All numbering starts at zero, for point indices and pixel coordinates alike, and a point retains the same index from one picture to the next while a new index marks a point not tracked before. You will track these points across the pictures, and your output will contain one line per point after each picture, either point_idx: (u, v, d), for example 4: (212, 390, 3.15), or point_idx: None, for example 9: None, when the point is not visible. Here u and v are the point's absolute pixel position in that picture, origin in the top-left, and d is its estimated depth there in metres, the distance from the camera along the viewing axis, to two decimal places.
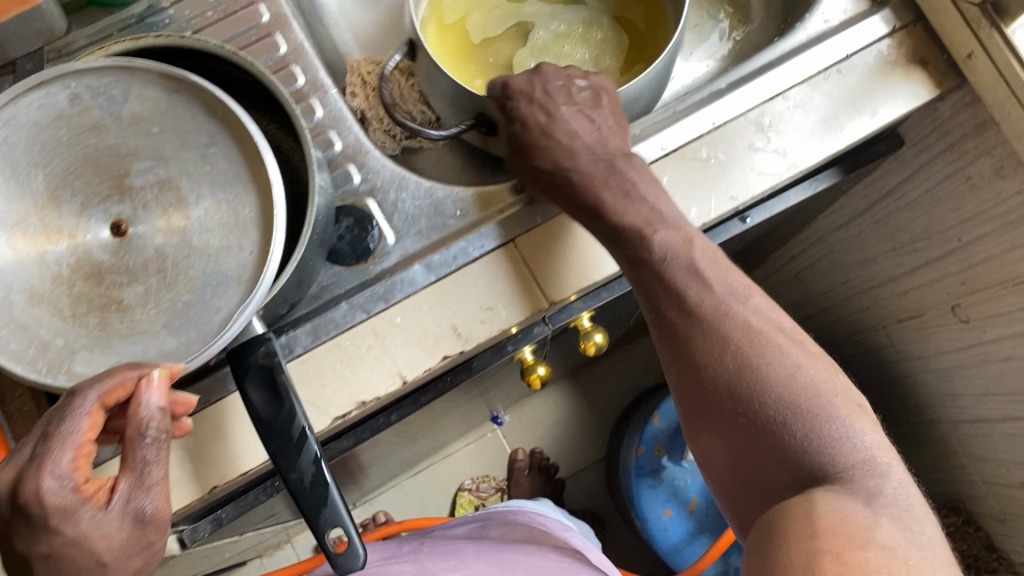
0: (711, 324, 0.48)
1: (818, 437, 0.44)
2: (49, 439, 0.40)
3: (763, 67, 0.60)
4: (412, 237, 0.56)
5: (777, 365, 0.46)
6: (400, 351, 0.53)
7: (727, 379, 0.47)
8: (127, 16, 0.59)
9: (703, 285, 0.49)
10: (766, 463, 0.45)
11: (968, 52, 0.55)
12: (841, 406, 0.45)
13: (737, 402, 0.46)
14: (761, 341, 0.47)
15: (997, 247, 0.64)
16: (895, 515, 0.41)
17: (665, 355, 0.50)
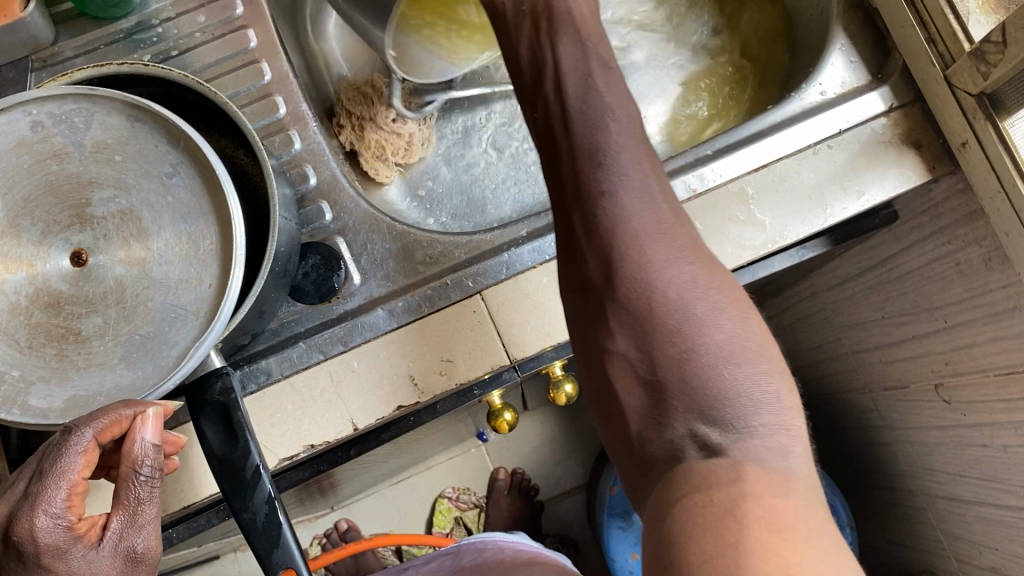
0: (619, 227, 0.46)
1: (719, 370, 0.41)
2: (41, 477, 0.39)
3: (752, 137, 0.58)
4: (378, 280, 0.56)
5: (682, 284, 0.44)
6: (354, 399, 0.53)
7: (663, 288, 0.43)
8: (115, 31, 0.59)
9: (617, 189, 0.47)
10: (684, 386, 0.41)
11: (963, 140, 0.54)
12: (746, 344, 0.42)
13: (667, 317, 0.43)
14: (670, 254, 0.45)
15: (982, 335, 0.62)
16: (776, 454, 0.38)
17: (592, 266, 0.46)
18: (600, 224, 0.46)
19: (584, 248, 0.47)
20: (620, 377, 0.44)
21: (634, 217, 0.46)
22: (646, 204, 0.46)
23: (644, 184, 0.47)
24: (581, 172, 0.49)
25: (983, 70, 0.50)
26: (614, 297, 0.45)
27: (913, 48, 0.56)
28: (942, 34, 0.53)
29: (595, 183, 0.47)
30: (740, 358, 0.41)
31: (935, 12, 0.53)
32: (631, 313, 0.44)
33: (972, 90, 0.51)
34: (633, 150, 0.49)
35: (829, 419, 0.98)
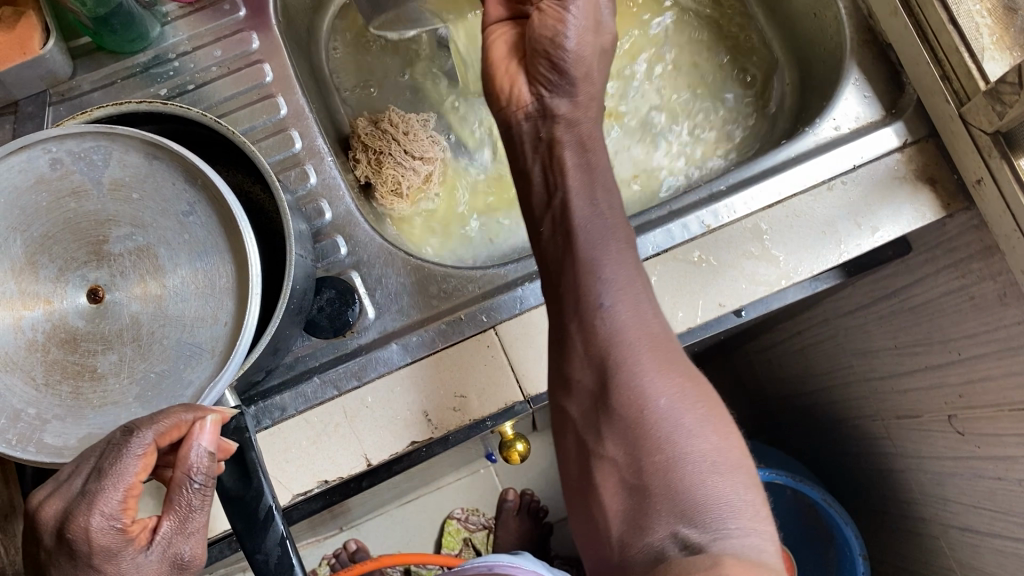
0: (613, 338, 0.45)
1: (700, 479, 0.39)
2: (101, 475, 0.40)
3: (765, 172, 0.58)
4: (392, 314, 0.56)
5: (670, 399, 0.43)
6: (368, 434, 0.53)
7: (654, 398, 0.43)
8: (132, 65, 0.59)
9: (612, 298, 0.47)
10: (668, 492, 0.40)
11: (978, 177, 0.54)
12: (728, 462, 0.41)
13: (655, 427, 0.42)
14: (659, 369, 0.44)
15: (996, 369, 0.62)
16: (757, 556, 0.36)
17: (584, 376, 0.46)
18: (593, 333, 0.46)
19: (576, 356, 0.46)
20: (606, 484, 0.42)
21: (628, 329, 0.46)
22: (641, 320, 0.46)
23: (635, 298, 0.47)
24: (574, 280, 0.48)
25: (998, 110, 0.50)
26: (604, 404, 0.44)
27: (927, 84, 0.56)
28: (956, 71, 0.53)
29: (589, 289, 0.47)
30: (724, 473, 0.40)
31: (950, 49, 0.53)
32: (620, 421, 0.43)
33: (987, 129, 0.51)
34: (626, 260, 0.48)
35: (841, 445, 0.98)
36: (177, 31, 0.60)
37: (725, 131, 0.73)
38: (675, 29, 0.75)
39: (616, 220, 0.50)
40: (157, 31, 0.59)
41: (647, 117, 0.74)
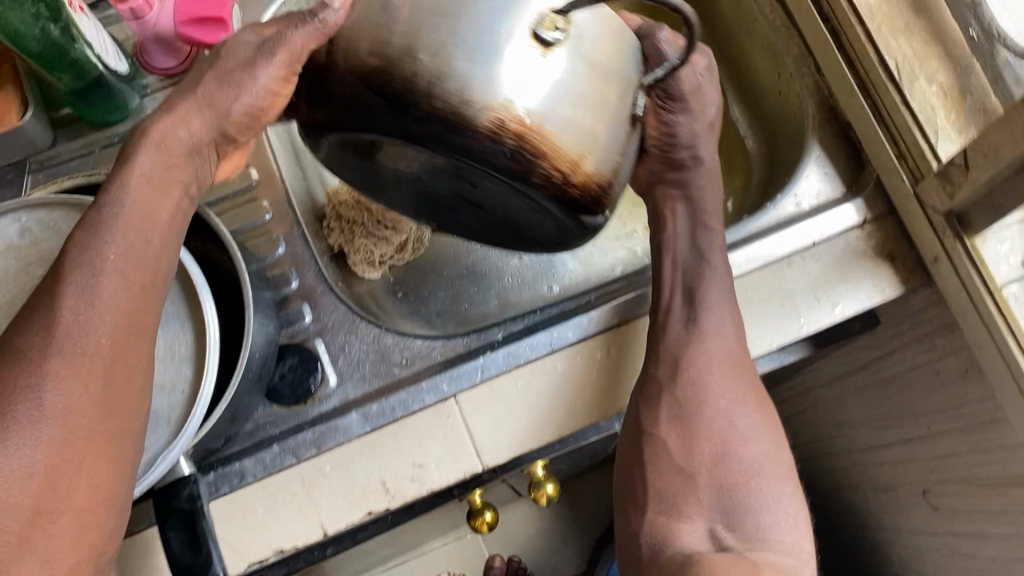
0: (693, 344, 0.53)
1: (745, 483, 0.51)
2: (212, 98, 0.45)
3: (729, 245, 0.59)
4: (354, 381, 0.56)
5: (729, 407, 0.53)
6: (325, 504, 0.53)
7: (717, 402, 0.53)
8: (111, 135, 0.60)
9: (693, 312, 0.54)
10: (716, 487, 0.51)
11: (934, 255, 0.54)
12: (767, 467, 0.52)
13: (716, 431, 0.53)
14: (728, 377, 0.53)
15: (963, 446, 0.62)
16: (783, 553, 0.49)
17: (664, 371, 0.53)
18: (685, 343, 0.54)
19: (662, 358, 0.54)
20: (660, 461, 0.52)
21: (708, 341, 0.54)
22: (721, 330, 0.54)
23: (714, 304, 0.54)
24: (673, 298, 0.56)
25: (949, 191, 0.51)
26: (677, 402, 0.53)
27: (883, 163, 0.57)
28: (911, 151, 0.54)
29: (677, 302, 0.55)
30: (766, 476, 0.52)
31: (904, 130, 0.55)
32: (682, 411, 0.53)
33: (940, 209, 0.52)
34: (724, 281, 0.55)
35: (823, 517, 0.97)
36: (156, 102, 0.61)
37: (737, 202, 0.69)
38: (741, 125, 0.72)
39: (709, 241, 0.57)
40: (136, 102, 0.61)
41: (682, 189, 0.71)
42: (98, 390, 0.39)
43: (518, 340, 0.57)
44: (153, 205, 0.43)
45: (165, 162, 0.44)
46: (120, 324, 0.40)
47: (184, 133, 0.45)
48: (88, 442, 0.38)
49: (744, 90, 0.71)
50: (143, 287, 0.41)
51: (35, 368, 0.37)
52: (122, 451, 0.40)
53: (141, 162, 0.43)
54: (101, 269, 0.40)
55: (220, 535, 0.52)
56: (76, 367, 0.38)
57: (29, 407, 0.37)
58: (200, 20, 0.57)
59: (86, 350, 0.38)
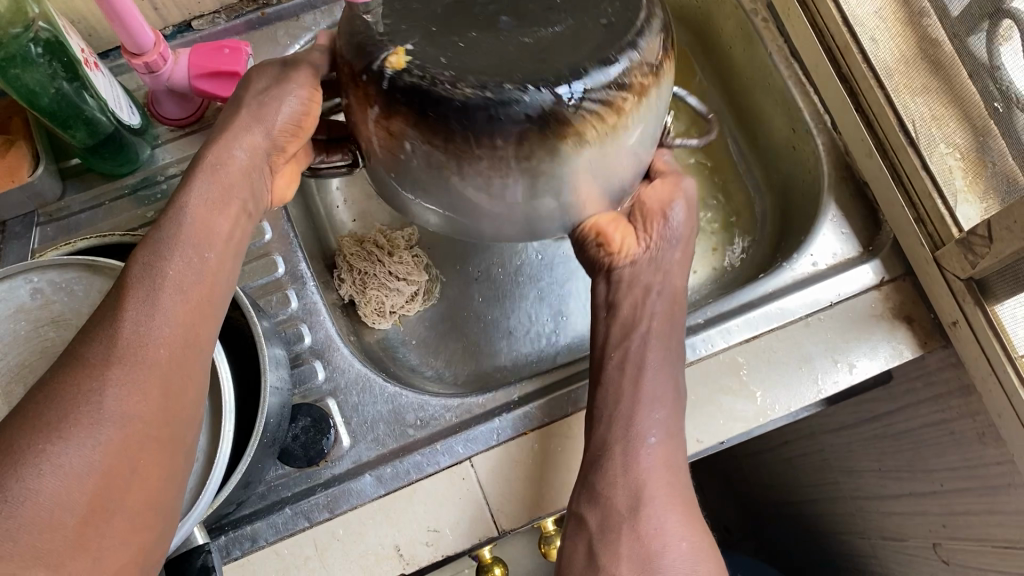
0: (640, 473, 0.47)
1: None
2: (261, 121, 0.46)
3: (743, 307, 0.59)
4: (367, 443, 0.56)
5: (682, 547, 0.46)
6: (338, 568, 0.52)
7: (673, 543, 0.46)
8: (122, 187, 0.60)
9: (641, 436, 0.48)
10: None
11: (953, 319, 0.54)
12: None
13: (667, 567, 0.45)
14: (681, 510, 0.47)
15: (978, 505, 0.61)
16: None
17: (618, 499, 0.47)
18: (628, 464, 0.47)
19: (614, 481, 0.47)
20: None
21: (658, 471, 0.47)
22: (675, 465, 0.48)
23: (652, 410, 0.49)
24: (616, 405, 0.49)
25: (971, 259, 0.51)
26: (639, 540, 0.45)
27: (901, 226, 0.57)
28: (930, 216, 0.54)
29: (630, 416, 0.49)
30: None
31: (923, 195, 0.54)
32: (640, 545, 0.45)
33: (960, 275, 0.52)
34: (669, 404, 0.50)
35: (825, 559, 0.96)
36: (167, 153, 0.60)
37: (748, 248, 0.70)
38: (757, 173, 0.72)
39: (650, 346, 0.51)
40: (147, 153, 0.60)
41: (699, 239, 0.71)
42: (161, 396, 0.35)
43: (536, 401, 0.56)
44: (209, 221, 0.41)
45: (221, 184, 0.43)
46: (183, 330, 0.37)
47: (240, 157, 0.45)
48: (147, 441, 0.34)
49: (757, 142, 0.71)
50: (200, 303, 0.39)
51: (96, 376, 0.33)
52: (178, 467, 0.36)
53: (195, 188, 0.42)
54: (160, 284, 0.37)
55: None
56: (137, 373, 0.34)
57: (92, 410, 0.32)
58: (215, 74, 0.57)
59: (152, 357, 0.35)
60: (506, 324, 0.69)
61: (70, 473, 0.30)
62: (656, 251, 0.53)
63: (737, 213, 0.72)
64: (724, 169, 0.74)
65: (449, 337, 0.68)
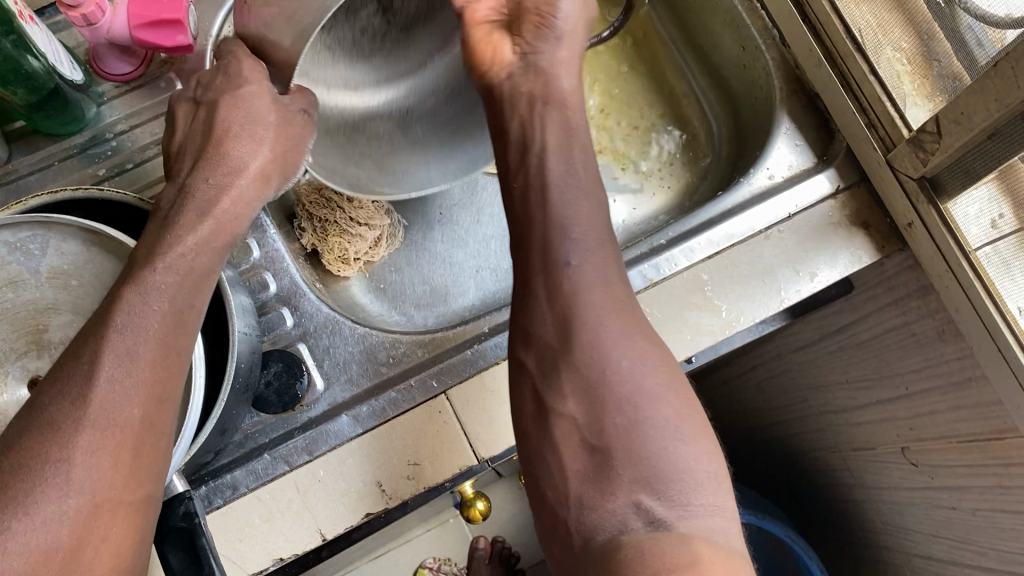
0: (569, 298, 0.43)
1: (665, 451, 0.39)
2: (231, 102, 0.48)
3: (703, 225, 0.59)
4: (341, 384, 0.56)
5: (619, 360, 0.41)
6: (322, 509, 0.52)
7: (615, 358, 0.41)
8: (70, 146, 0.59)
9: (565, 256, 0.44)
10: (633, 457, 0.39)
11: (909, 220, 0.55)
12: (679, 426, 0.40)
13: (616, 385, 0.40)
14: (620, 324, 0.43)
15: (941, 404, 0.63)
16: (702, 526, 0.37)
17: (552, 332, 0.42)
18: (554, 293, 0.43)
19: (545, 315, 0.43)
20: (567, 441, 0.40)
21: (584, 289, 0.43)
22: (606, 278, 0.44)
23: (568, 233, 0.45)
24: (535, 236, 0.46)
25: (921, 157, 0.52)
26: (577, 367, 0.41)
27: (854, 132, 0.57)
28: (881, 119, 0.55)
29: (553, 241, 0.45)
30: (684, 434, 0.40)
31: (873, 98, 0.55)
32: (580, 369, 0.41)
33: (913, 175, 0.53)
34: (592, 219, 0.46)
35: (801, 476, 0.98)
36: (114, 110, 0.60)
37: (703, 170, 0.72)
38: (705, 89, 0.73)
39: (556, 174, 0.48)
40: (93, 111, 0.59)
41: (654, 165, 0.73)
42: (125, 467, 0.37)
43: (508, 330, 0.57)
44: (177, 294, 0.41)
45: (220, 210, 0.46)
46: (141, 392, 0.38)
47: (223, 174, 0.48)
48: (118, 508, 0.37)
49: (705, 61, 0.72)
50: (147, 388, 0.38)
51: (63, 444, 0.35)
52: None
53: (204, 230, 0.45)
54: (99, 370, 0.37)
55: (218, 546, 0.52)
56: (105, 441, 0.36)
57: (56, 479, 0.34)
58: (157, 23, 0.55)
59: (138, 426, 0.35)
60: (470, 262, 0.69)
61: (33, 550, 0.33)
62: (535, 56, 0.54)
63: (691, 139, 0.73)
64: (672, 94, 0.75)
65: (417, 279, 0.68)
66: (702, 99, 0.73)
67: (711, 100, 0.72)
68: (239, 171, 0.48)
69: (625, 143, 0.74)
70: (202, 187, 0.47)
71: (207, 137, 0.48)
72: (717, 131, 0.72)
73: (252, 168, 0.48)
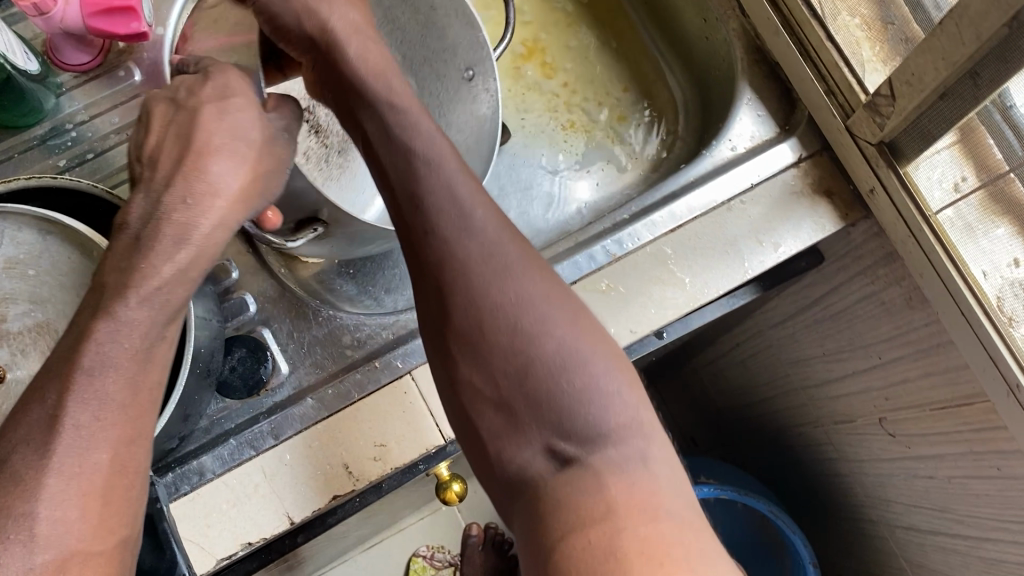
0: (439, 251, 0.39)
1: (564, 387, 0.37)
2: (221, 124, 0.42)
3: (666, 199, 0.59)
4: (306, 368, 0.56)
5: (505, 303, 0.38)
6: (287, 492, 0.52)
7: (496, 304, 0.38)
8: (29, 138, 0.58)
9: (425, 203, 0.40)
10: (533, 403, 0.37)
11: (871, 186, 0.55)
12: (577, 351, 0.38)
13: (501, 332, 0.38)
14: (495, 262, 0.39)
15: (914, 372, 0.63)
16: (619, 454, 0.36)
17: (432, 297, 0.40)
18: (422, 249, 0.40)
19: (423, 279, 0.40)
20: (472, 402, 0.38)
21: (450, 233, 0.40)
22: (470, 212, 0.40)
23: (429, 178, 0.41)
24: (394, 181, 0.42)
25: (878, 122, 0.52)
26: (462, 326, 0.39)
27: (814, 101, 0.57)
28: (839, 86, 0.55)
29: (410, 185, 0.41)
30: (584, 360, 0.38)
31: (831, 66, 0.55)
32: (466, 327, 0.39)
33: (872, 140, 0.53)
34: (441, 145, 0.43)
35: (787, 453, 0.98)
36: (73, 100, 0.59)
37: (670, 146, 0.72)
38: (671, 64, 0.73)
39: (446, 130, 0.45)
40: (52, 102, 0.58)
41: (622, 142, 0.73)
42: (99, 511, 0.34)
43: None
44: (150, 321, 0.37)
45: (198, 233, 0.39)
46: (115, 417, 0.35)
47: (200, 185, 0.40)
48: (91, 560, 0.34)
49: (670, 37, 0.72)
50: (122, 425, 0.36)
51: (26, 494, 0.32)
52: None
53: (182, 260, 0.39)
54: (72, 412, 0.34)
55: (183, 534, 0.51)
56: (69, 484, 0.33)
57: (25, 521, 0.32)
58: (110, 10, 0.55)
59: (91, 465, 0.34)
60: None
61: None
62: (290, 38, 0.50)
63: (658, 115, 0.74)
64: (637, 71, 0.75)
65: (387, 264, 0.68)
66: (666, 76, 0.74)
67: (676, 75, 0.73)
68: (218, 191, 0.40)
69: (592, 122, 0.74)
70: (179, 209, 0.39)
71: (184, 149, 0.41)
72: (683, 106, 0.72)
73: (231, 189, 0.41)
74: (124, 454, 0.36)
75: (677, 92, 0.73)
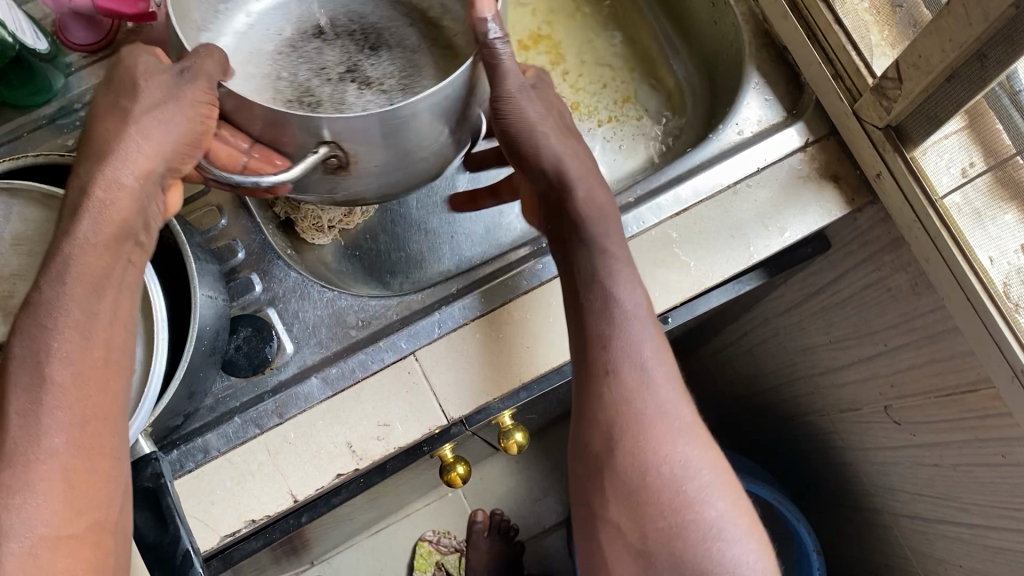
0: (619, 413, 0.45)
1: (703, 550, 0.43)
2: (126, 88, 0.40)
3: (673, 181, 0.59)
4: (312, 347, 0.56)
5: (667, 469, 0.44)
6: (291, 470, 0.53)
7: (659, 465, 0.44)
8: (38, 118, 0.59)
9: (622, 370, 0.46)
10: (675, 558, 0.43)
11: (877, 171, 0.55)
12: (724, 524, 0.43)
13: (658, 492, 0.44)
14: (665, 431, 0.45)
15: (918, 358, 0.63)
16: None
17: (598, 441, 0.46)
18: (604, 408, 0.46)
19: (594, 429, 0.46)
20: (613, 543, 0.44)
21: (633, 400, 0.45)
22: (658, 384, 0.46)
23: (635, 346, 0.46)
24: (588, 331, 0.47)
25: (885, 106, 0.52)
26: (624, 476, 0.44)
27: (822, 85, 0.57)
28: (846, 69, 0.55)
29: (603, 342, 0.47)
30: (731, 532, 0.43)
31: (838, 49, 0.55)
32: (625, 479, 0.44)
33: (878, 123, 0.53)
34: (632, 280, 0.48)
35: (794, 441, 0.98)
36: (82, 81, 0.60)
37: (679, 128, 0.72)
38: (679, 48, 0.74)
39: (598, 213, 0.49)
40: (61, 82, 0.59)
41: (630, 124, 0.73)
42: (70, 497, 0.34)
43: (481, 289, 0.57)
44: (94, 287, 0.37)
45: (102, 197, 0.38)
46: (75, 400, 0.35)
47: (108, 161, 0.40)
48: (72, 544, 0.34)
49: (679, 21, 0.73)
50: (94, 409, 0.36)
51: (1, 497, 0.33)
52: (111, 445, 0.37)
53: (84, 229, 0.37)
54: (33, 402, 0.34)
55: (188, 509, 0.51)
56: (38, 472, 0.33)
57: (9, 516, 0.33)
58: None
59: (50, 449, 0.34)
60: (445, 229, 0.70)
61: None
62: None
63: (667, 98, 0.74)
64: (646, 56, 0.76)
65: (393, 246, 0.68)
66: (675, 58, 0.74)
67: (684, 58, 0.73)
68: (115, 151, 0.39)
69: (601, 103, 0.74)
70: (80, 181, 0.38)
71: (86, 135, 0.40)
72: (692, 89, 0.72)
73: (130, 150, 0.39)
74: (83, 439, 0.35)
75: (685, 75, 0.73)
